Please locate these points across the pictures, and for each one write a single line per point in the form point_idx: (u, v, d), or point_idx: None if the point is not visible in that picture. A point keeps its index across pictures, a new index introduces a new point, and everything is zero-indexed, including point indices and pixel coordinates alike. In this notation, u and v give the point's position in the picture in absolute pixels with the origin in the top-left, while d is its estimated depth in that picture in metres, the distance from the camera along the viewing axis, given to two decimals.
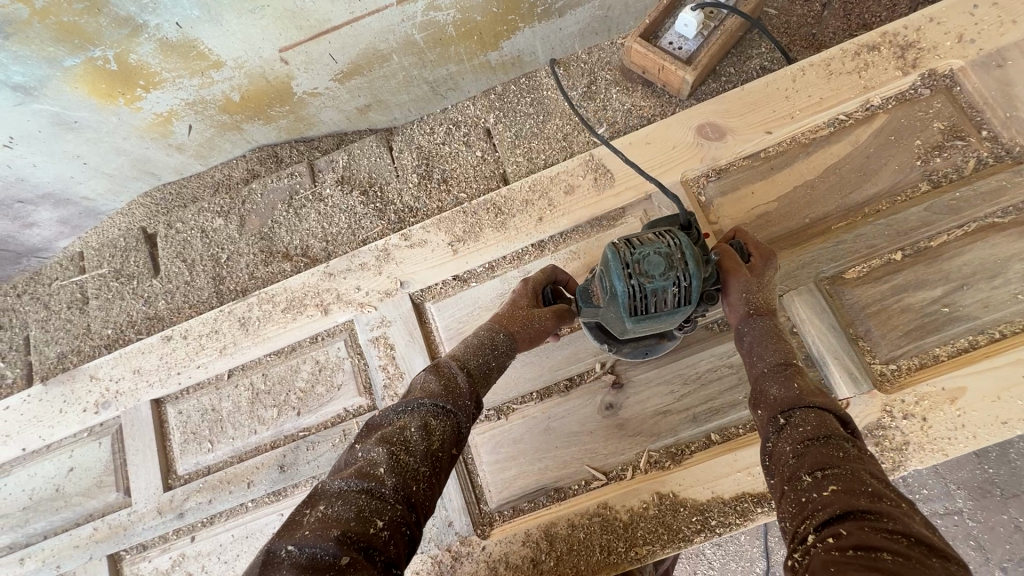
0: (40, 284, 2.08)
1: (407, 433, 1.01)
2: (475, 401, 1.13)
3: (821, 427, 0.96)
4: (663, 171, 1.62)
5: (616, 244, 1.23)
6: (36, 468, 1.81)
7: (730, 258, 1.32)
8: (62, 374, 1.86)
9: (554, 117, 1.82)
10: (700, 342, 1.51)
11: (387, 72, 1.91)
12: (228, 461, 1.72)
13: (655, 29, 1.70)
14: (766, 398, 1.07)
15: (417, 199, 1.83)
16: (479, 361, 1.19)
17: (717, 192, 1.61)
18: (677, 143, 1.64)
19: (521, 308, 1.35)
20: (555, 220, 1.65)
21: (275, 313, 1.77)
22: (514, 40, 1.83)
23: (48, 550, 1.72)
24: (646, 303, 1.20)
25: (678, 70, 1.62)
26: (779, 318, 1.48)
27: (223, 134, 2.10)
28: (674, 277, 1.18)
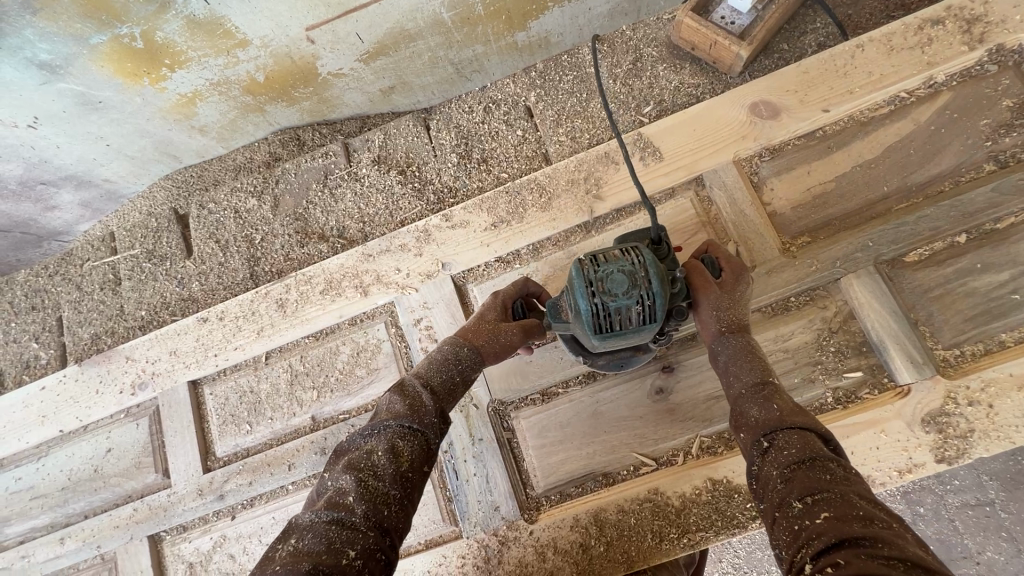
0: (71, 265, 2.06)
1: (374, 457, 1.05)
2: (441, 416, 1.16)
3: (805, 448, 0.94)
4: (715, 150, 1.58)
5: (580, 261, 1.21)
6: (74, 448, 1.80)
7: (700, 274, 1.29)
8: (98, 355, 1.85)
9: (598, 95, 1.76)
10: (754, 326, 1.47)
11: (412, 52, 1.87)
12: (267, 444, 1.70)
13: (706, 3, 1.65)
14: (747, 423, 1.05)
15: (456, 179, 1.79)
16: (445, 376, 1.21)
17: (771, 172, 1.56)
18: (730, 122, 1.58)
19: (487, 322, 1.34)
20: (602, 200, 1.61)
21: (314, 294, 1.74)
22: (543, 19, 1.79)
23: (89, 530, 1.71)
24: (610, 321, 1.18)
25: (732, 44, 1.57)
26: (837, 301, 1.44)
27: (246, 115, 2.06)
28: (637, 295, 1.15)
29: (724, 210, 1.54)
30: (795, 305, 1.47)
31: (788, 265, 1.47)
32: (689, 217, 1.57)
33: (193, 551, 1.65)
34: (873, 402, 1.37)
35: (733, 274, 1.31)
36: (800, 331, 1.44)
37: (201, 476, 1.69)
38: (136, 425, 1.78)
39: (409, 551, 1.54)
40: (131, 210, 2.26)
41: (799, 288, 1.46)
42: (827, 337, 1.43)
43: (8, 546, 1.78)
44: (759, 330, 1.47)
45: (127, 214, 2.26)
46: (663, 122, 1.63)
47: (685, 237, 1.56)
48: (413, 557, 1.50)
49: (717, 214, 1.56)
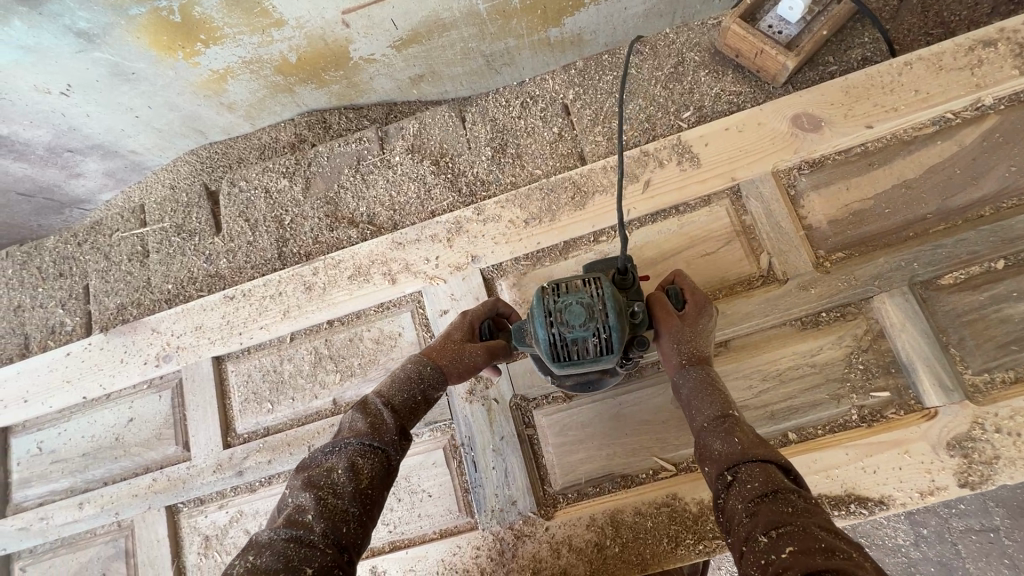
0: (101, 234, 2.07)
1: (333, 475, 1.08)
2: (402, 433, 1.20)
3: (766, 481, 0.98)
4: (755, 160, 1.57)
5: (542, 290, 1.23)
6: (97, 415, 1.83)
7: (663, 306, 1.32)
8: (124, 325, 1.87)
9: (637, 97, 1.75)
10: (782, 339, 1.47)
11: (446, 42, 1.92)
12: (288, 424, 1.71)
13: (754, 11, 1.63)
14: (711, 456, 1.10)
15: (490, 173, 1.79)
16: (407, 395, 1.24)
17: (810, 185, 1.55)
18: (771, 132, 1.58)
19: (452, 342, 1.34)
20: (637, 204, 1.60)
21: (341, 279, 1.75)
22: (576, 16, 1.89)
23: (107, 497, 1.74)
24: (568, 351, 1.20)
25: (779, 55, 1.55)
26: (868, 320, 1.44)
27: (275, 96, 2.06)
28: (593, 327, 1.17)
29: (760, 221, 1.53)
30: (825, 320, 1.46)
31: (821, 280, 1.46)
32: (723, 225, 1.57)
33: (210, 524, 1.68)
34: (897, 422, 1.37)
35: (697, 307, 1.33)
36: (830, 347, 1.44)
37: (221, 451, 1.71)
38: (159, 396, 1.80)
39: (424, 539, 1.56)
40: (158, 181, 2.27)
41: (831, 304, 1.45)
42: (856, 354, 1.43)
43: (26, 507, 1.81)
44: (787, 343, 1.47)
45: (154, 186, 2.26)
46: (703, 129, 1.61)
47: (719, 245, 1.56)
48: (428, 545, 1.52)
49: (753, 224, 1.55)
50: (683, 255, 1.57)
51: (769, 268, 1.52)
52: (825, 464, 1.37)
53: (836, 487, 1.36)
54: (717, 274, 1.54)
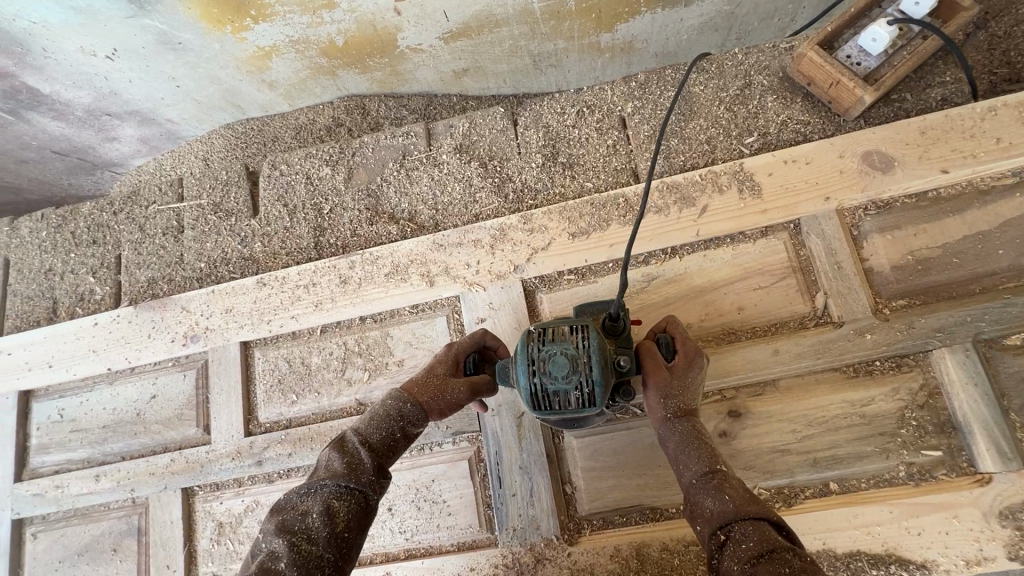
0: (137, 205, 2.05)
1: (307, 519, 1.07)
2: (381, 472, 1.20)
3: (760, 540, 0.98)
4: (820, 195, 1.51)
5: (527, 336, 1.21)
6: (120, 388, 1.82)
7: (651, 357, 1.30)
8: (154, 300, 1.85)
9: (699, 116, 1.68)
10: (831, 385, 1.42)
11: (495, 39, 1.86)
12: (311, 418, 1.69)
13: (832, 39, 1.56)
14: (703, 517, 1.10)
15: (538, 181, 1.74)
16: (385, 434, 1.23)
17: (875, 228, 1.49)
18: (840, 168, 1.51)
19: (435, 377, 1.31)
20: (691, 230, 1.54)
21: (378, 275, 1.72)
22: (631, 23, 1.82)
23: (124, 472, 1.72)
24: (549, 401, 1.19)
25: (856, 87, 1.48)
26: (925, 375, 1.38)
27: (317, 77, 2.02)
28: (575, 381, 1.15)
29: (819, 259, 1.48)
30: (878, 369, 1.41)
31: (880, 328, 1.40)
32: (780, 260, 1.51)
33: (226, 511, 1.66)
34: (947, 484, 1.31)
35: (686, 361, 1.30)
36: (881, 398, 1.39)
37: (242, 438, 1.68)
38: (184, 376, 1.78)
39: (441, 549, 1.53)
40: (192, 152, 2.23)
41: (888, 355, 1.39)
42: (909, 409, 1.37)
43: (43, 474, 1.80)
44: (837, 390, 1.41)
45: (189, 157, 2.22)
46: (767, 157, 1.54)
47: (775, 281, 1.50)
48: (445, 558, 1.49)
49: (812, 263, 1.49)
50: (734, 288, 1.51)
51: (824, 309, 1.46)
52: (866, 520, 1.32)
53: (877, 546, 1.31)
54: (770, 310, 1.48)
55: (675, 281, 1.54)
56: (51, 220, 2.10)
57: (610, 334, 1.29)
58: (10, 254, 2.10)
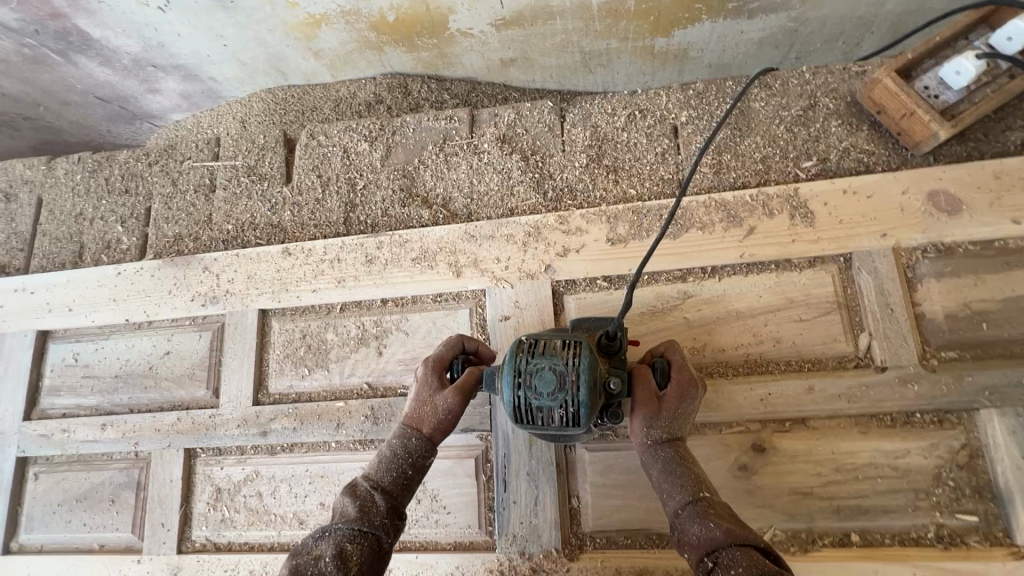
0: (171, 159, 2.03)
1: (320, 562, 1.05)
2: (395, 515, 1.18)
3: (749, 565, 0.95)
4: (877, 231, 1.43)
5: (517, 346, 1.18)
6: (135, 341, 1.81)
7: (644, 384, 1.22)
8: (178, 257, 1.84)
9: (756, 133, 1.59)
10: (865, 431, 1.35)
11: (547, 32, 1.84)
12: (320, 395, 1.66)
13: (910, 67, 1.47)
14: (689, 544, 1.06)
15: (579, 182, 1.68)
16: (395, 473, 1.22)
17: (932, 272, 1.40)
18: (901, 205, 1.43)
19: (424, 404, 1.28)
20: (736, 251, 1.47)
21: (404, 259, 1.68)
22: (689, 31, 1.80)
23: (130, 425, 1.72)
24: (532, 416, 1.15)
25: (931, 121, 1.39)
26: (967, 434, 1.30)
27: (364, 51, 1.98)
28: (561, 398, 1.11)
29: (867, 298, 1.40)
30: (919, 420, 1.33)
31: (925, 378, 1.32)
32: (826, 294, 1.44)
33: (226, 478, 1.64)
34: (978, 552, 1.24)
35: (682, 392, 1.23)
36: (917, 453, 1.31)
37: (250, 407, 1.66)
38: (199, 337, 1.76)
39: (437, 546, 1.49)
40: (231, 112, 2.20)
41: (930, 408, 1.31)
42: (947, 469, 1.29)
43: (51, 416, 1.81)
44: (871, 438, 1.34)
45: (228, 118, 2.19)
46: (824, 184, 1.47)
47: (818, 315, 1.43)
48: (440, 555, 1.46)
49: (860, 301, 1.42)
50: (773, 317, 1.44)
51: (867, 351, 1.39)
52: None
53: None
54: (809, 345, 1.41)
55: (712, 302, 1.48)
56: (87, 165, 2.10)
57: (605, 354, 1.23)
58: (44, 194, 2.11)
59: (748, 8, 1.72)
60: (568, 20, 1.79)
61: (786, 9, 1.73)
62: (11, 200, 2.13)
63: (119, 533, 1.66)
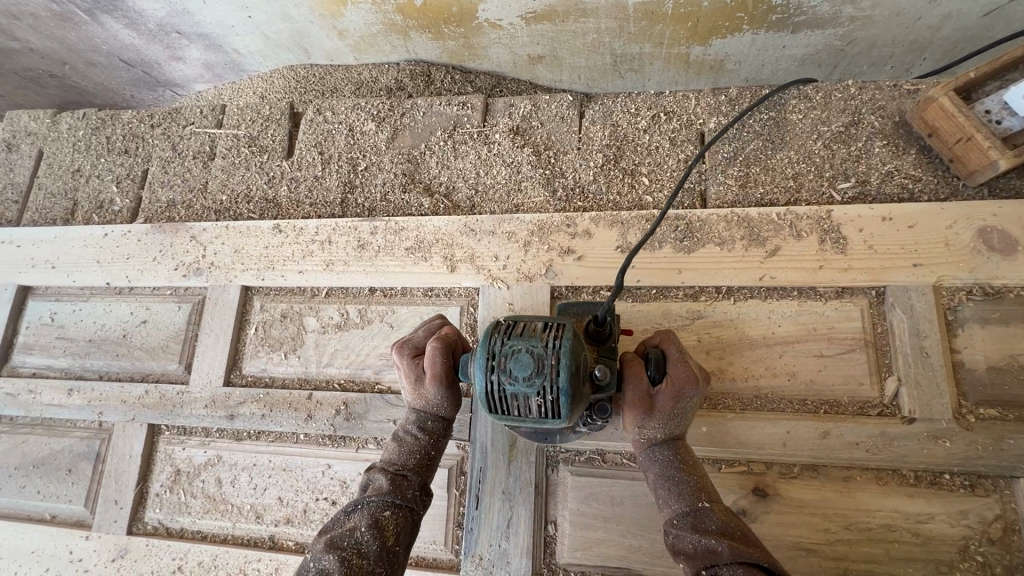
0: (175, 123, 1.96)
1: (356, 534, 1.00)
2: (423, 490, 1.14)
3: None
4: (917, 266, 1.28)
5: (494, 326, 1.06)
6: (113, 305, 1.73)
7: (634, 382, 1.11)
8: (167, 223, 1.76)
9: (789, 147, 1.46)
10: (884, 489, 1.20)
11: (580, 29, 1.71)
12: (294, 382, 1.56)
13: (972, 87, 1.32)
14: (685, 554, 0.95)
15: (592, 183, 1.56)
16: (420, 454, 1.17)
17: (975, 317, 1.25)
18: (948, 239, 1.27)
19: (417, 396, 1.21)
20: (757, 273, 1.34)
21: (398, 247, 1.57)
22: (727, 41, 1.66)
23: (96, 393, 1.64)
24: (506, 405, 1.02)
25: (989, 146, 1.24)
26: (1001, 505, 1.15)
27: (389, 35, 1.89)
28: (539, 384, 0.97)
29: (899, 339, 1.25)
30: (944, 482, 1.18)
31: (958, 436, 1.17)
32: (851, 329, 1.29)
33: (186, 459, 1.55)
34: None
35: (676, 387, 1.10)
36: (941, 519, 1.16)
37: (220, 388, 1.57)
38: (178, 308, 1.68)
39: None
40: (252, 88, 2.16)
41: (961, 469, 1.16)
42: (976, 541, 1.14)
43: (21, 374, 1.74)
44: (889, 496, 1.19)
45: (250, 93, 2.15)
46: (863, 209, 1.33)
47: (841, 350, 1.28)
48: None
49: (891, 341, 1.27)
50: (791, 349, 1.30)
51: (894, 399, 1.24)
52: None
53: None
54: (828, 383, 1.27)
55: (724, 325, 1.34)
56: (90, 122, 2.04)
57: (593, 342, 1.13)
58: (45, 147, 2.06)
59: (793, 22, 1.57)
60: (602, 18, 1.66)
61: (834, 27, 1.58)
62: (13, 151, 2.09)
63: (70, 505, 1.58)
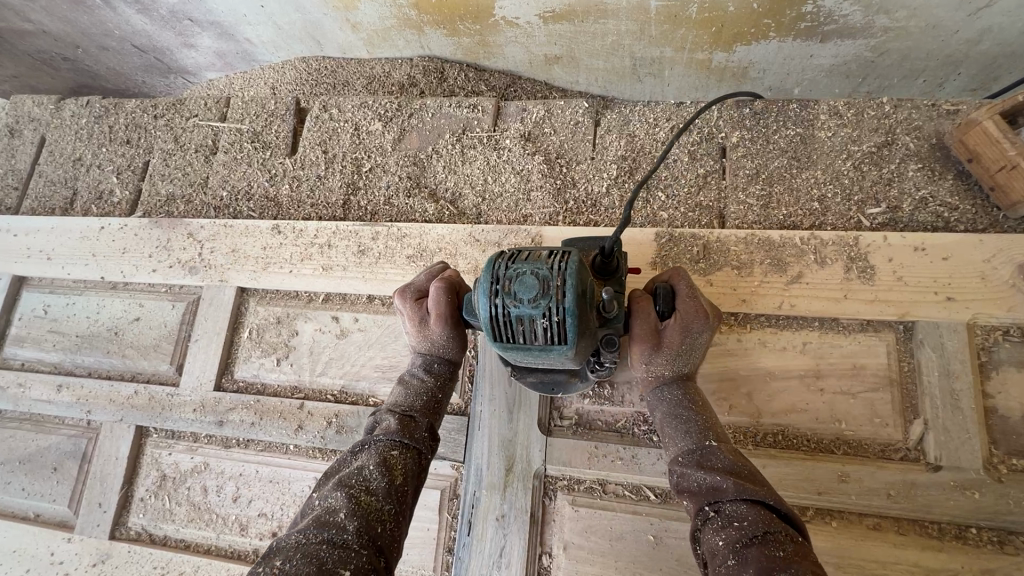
0: (178, 114, 1.91)
1: (364, 471, 0.94)
2: (431, 432, 1.08)
3: (757, 520, 0.81)
4: (951, 302, 1.19)
5: (496, 254, 1.00)
6: (107, 301, 1.69)
7: (643, 317, 1.06)
8: (165, 218, 1.71)
9: (816, 166, 1.37)
10: (902, 538, 1.12)
11: (599, 31, 1.62)
12: (286, 391, 1.50)
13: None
14: (688, 490, 0.92)
15: (605, 195, 1.48)
16: (427, 398, 1.11)
17: (1010, 360, 1.16)
18: (986, 274, 1.18)
19: (421, 337, 1.17)
20: (777, 302, 1.25)
21: (399, 254, 1.51)
22: (753, 49, 1.57)
23: (85, 390, 1.60)
24: (511, 331, 0.96)
25: None
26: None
27: (402, 30, 1.81)
28: (544, 306, 0.91)
29: (928, 379, 1.17)
30: (969, 535, 1.11)
31: (989, 488, 1.09)
32: (876, 365, 1.21)
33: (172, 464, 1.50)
34: None
35: (686, 322, 1.06)
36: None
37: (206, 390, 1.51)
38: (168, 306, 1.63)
39: None
40: (263, 78, 2.11)
41: (989, 524, 1.09)
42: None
43: (11, 367, 1.70)
44: (909, 547, 1.11)
45: (261, 84, 2.11)
46: (894, 238, 1.24)
47: (864, 390, 1.20)
48: None
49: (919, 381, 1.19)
50: (810, 383, 1.22)
51: (919, 442, 1.16)
52: None
53: None
54: (849, 422, 1.19)
55: (739, 354, 1.26)
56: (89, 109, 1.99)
57: (600, 276, 1.07)
58: (46, 133, 2.02)
59: (823, 31, 1.48)
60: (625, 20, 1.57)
61: (867, 37, 1.48)
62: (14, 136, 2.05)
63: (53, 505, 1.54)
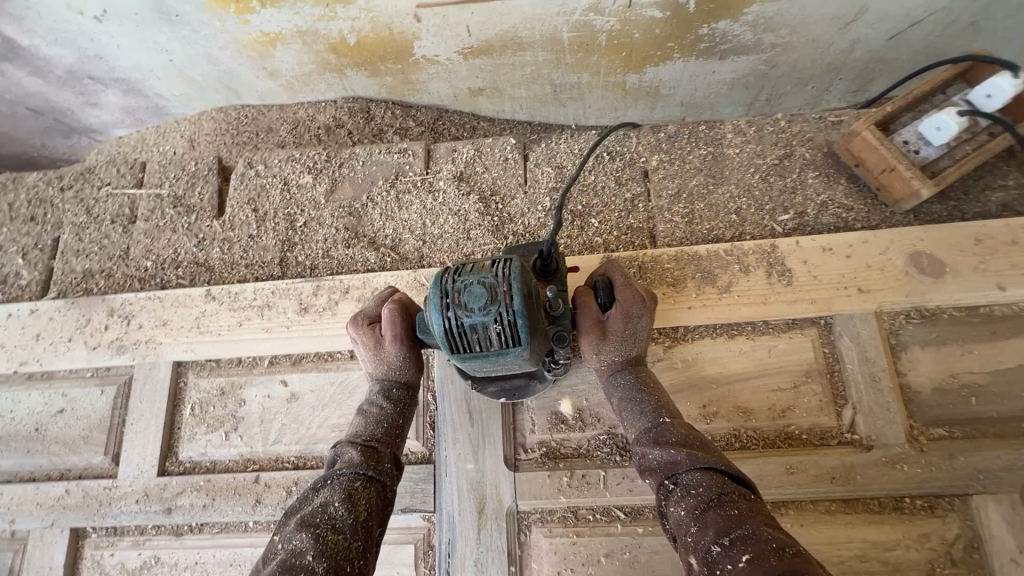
0: (88, 184, 1.80)
1: (328, 509, 0.92)
2: (394, 461, 1.08)
3: (711, 484, 0.89)
4: (856, 295, 1.32)
5: (443, 270, 1.02)
6: (22, 395, 1.55)
7: (586, 309, 1.19)
8: (83, 298, 1.60)
9: (728, 181, 1.48)
10: (843, 518, 1.22)
11: (517, 63, 1.66)
12: (238, 464, 1.43)
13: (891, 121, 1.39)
14: (648, 467, 0.99)
15: (542, 228, 1.53)
16: (389, 424, 1.11)
17: (913, 339, 1.30)
18: (882, 266, 1.33)
19: (376, 361, 1.19)
20: (713, 319, 1.34)
21: (343, 307, 1.49)
22: (661, 70, 1.65)
23: (10, 497, 1.46)
24: (467, 341, 0.97)
25: (914, 177, 1.30)
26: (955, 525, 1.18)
27: (322, 73, 1.79)
28: (494, 312, 0.93)
29: (848, 367, 1.28)
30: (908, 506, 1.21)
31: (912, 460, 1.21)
32: (804, 360, 1.32)
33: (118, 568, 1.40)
34: None
35: (624, 315, 1.16)
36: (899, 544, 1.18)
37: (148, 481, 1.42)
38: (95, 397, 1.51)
39: None
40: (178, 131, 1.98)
41: (920, 492, 1.20)
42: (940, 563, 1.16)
43: None
44: (858, 524, 1.20)
45: (176, 137, 1.97)
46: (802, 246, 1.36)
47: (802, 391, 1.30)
48: None
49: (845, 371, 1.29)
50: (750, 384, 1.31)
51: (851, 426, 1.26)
52: None
53: None
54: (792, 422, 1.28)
55: (684, 369, 1.33)
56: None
57: (542, 277, 1.15)
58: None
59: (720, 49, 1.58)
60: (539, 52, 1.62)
61: (757, 52, 1.59)
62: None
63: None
